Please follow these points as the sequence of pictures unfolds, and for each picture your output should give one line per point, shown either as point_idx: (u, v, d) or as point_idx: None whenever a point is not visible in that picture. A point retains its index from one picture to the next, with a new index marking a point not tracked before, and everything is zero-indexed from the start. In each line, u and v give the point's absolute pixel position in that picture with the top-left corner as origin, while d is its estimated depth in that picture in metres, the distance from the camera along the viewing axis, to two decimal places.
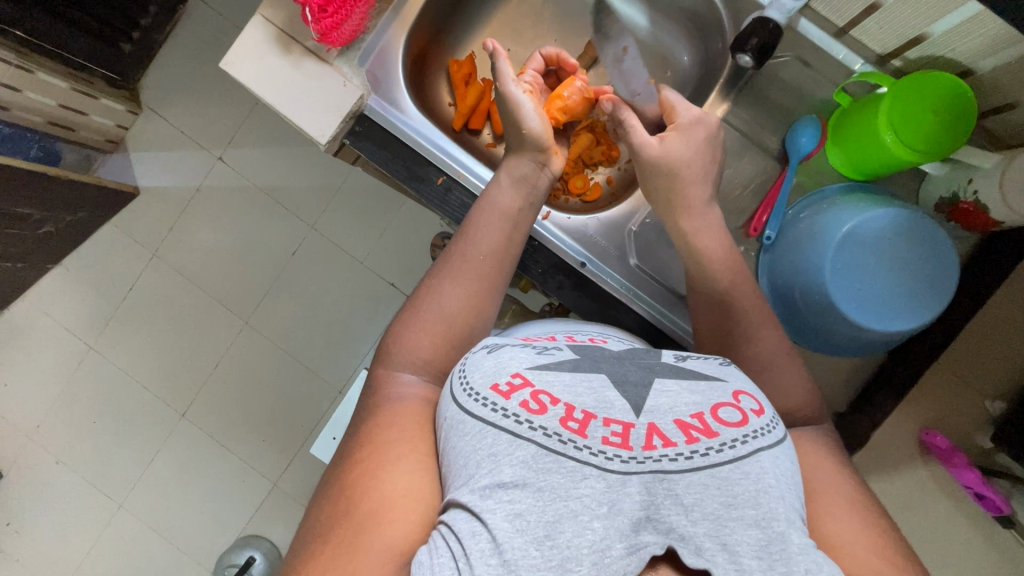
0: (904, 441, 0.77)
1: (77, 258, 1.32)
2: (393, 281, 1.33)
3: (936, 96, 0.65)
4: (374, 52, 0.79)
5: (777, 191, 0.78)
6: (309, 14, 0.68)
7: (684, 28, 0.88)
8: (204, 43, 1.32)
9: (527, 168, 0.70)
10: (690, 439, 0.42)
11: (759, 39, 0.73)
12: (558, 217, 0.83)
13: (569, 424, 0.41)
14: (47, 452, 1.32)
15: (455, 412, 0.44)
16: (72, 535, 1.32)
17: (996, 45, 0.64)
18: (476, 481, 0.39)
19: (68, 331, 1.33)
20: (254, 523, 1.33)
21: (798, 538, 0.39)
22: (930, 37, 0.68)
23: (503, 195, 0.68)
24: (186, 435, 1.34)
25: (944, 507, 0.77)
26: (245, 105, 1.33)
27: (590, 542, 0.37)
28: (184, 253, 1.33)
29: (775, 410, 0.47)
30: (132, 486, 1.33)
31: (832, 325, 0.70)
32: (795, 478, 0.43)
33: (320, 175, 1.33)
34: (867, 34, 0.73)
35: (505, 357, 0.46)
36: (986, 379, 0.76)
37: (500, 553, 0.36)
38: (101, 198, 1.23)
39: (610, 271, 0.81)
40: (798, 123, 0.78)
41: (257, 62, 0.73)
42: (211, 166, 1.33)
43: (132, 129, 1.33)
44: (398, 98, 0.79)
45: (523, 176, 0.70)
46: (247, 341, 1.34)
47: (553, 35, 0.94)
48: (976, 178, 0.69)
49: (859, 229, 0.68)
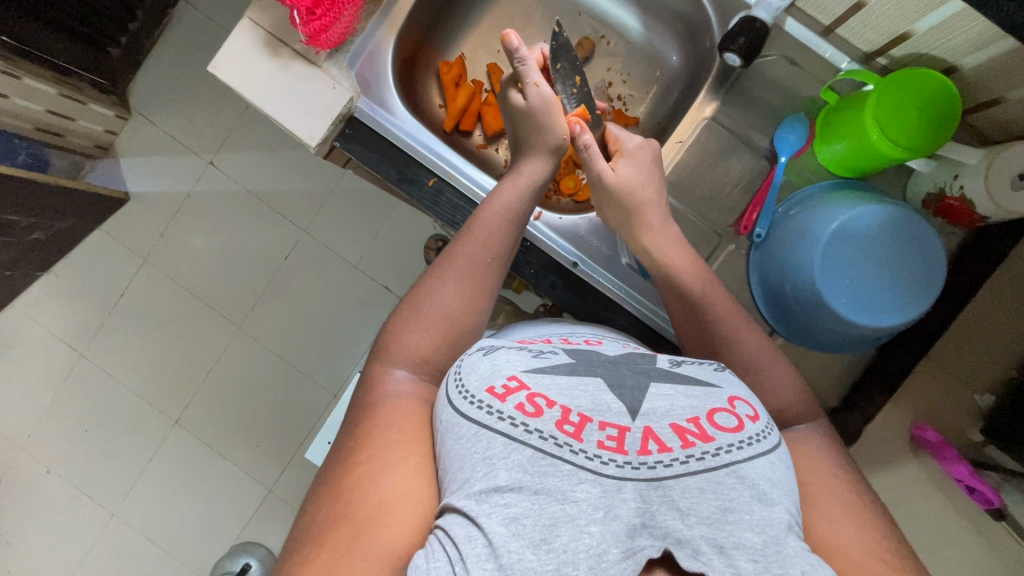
0: (896, 436, 0.78)
1: (68, 266, 1.33)
2: (387, 284, 1.34)
3: (920, 92, 0.65)
4: (363, 55, 0.79)
5: (766, 190, 0.78)
6: (297, 16, 0.69)
7: (675, 29, 0.89)
8: (193, 47, 1.33)
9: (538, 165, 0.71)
10: (686, 443, 0.42)
11: (746, 38, 0.74)
12: (549, 217, 0.84)
13: (565, 428, 0.42)
14: (39, 461, 1.34)
15: (451, 414, 0.45)
16: (65, 542, 1.33)
17: (976, 45, 0.65)
18: (473, 486, 0.40)
19: (59, 338, 1.34)
20: (250, 528, 1.34)
21: (793, 541, 0.40)
22: (915, 35, 0.68)
23: (511, 194, 0.68)
24: (181, 440, 1.35)
25: (937, 503, 0.78)
26: (236, 110, 1.34)
27: (586, 546, 0.38)
28: (175, 260, 1.34)
29: (770, 416, 0.48)
30: (125, 493, 1.34)
31: (825, 322, 0.70)
32: (791, 483, 0.44)
33: (311, 179, 1.34)
34: (853, 33, 0.74)
35: (501, 360, 0.47)
36: (975, 374, 0.77)
37: (496, 557, 0.37)
38: (89, 205, 1.24)
39: (603, 271, 0.81)
40: (784, 122, 0.79)
41: (245, 66, 0.74)
42: (201, 172, 1.34)
43: (122, 135, 1.35)
44: (387, 99, 0.80)
45: (537, 178, 0.71)
46: (240, 345, 1.35)
47: (543, 36, 0.95)
48: (963, 174, 0.70)
49: (849, 226, 0.69)
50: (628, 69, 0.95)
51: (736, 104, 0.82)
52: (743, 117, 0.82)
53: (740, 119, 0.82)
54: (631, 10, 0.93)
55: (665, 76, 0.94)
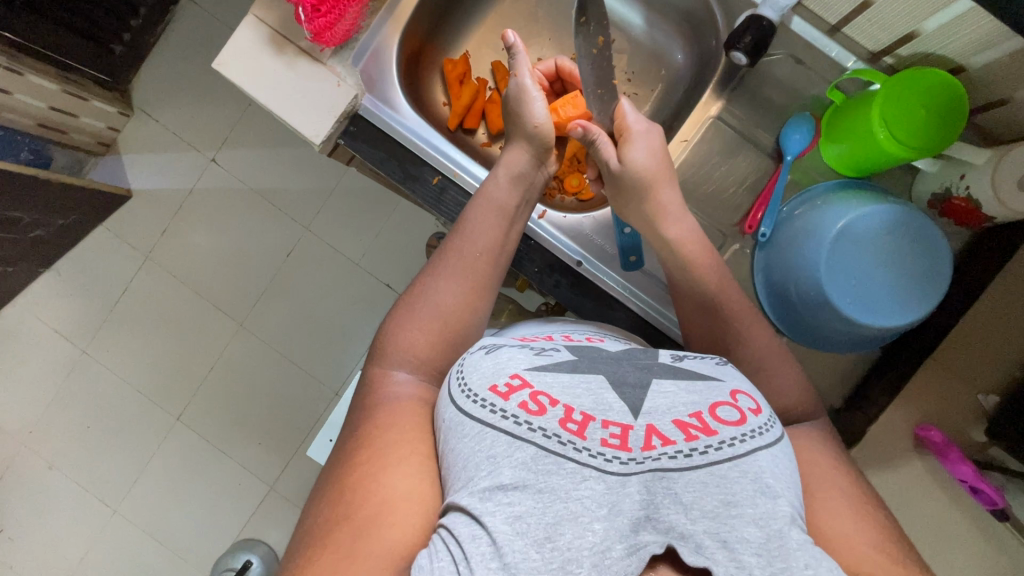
0: (899, 437, 0.78)
1: (70, 262, 1.33)
2: (389, 282, 1.34)
3: (927, 89, 0.65)
4: (367, 52, 0.79)
5: (772, 187, 0.78)
6: (302, 13, 0.69)
7: (681, 27, 0.89)
8: (195, 44, 1.33)
9: (524, 163, 0.70)
10: (689, 437, 0.42)
11: (752, 36, 0.74)
12: (553, 216, 0.83)
13: (568, 426, 0.42)
14: (41, 457, 1.34)
15: (454, 413, 0.45)
16: (66, 539, 1.34)
17: (985, 44, 0.65)
18: (476, 484, 0.40)
19: (60, 334, 1.34)
20: (251, 525, 1.34)
21: (798, 534, 0.39)
22: (922, 34, 0.68)
23: (499, 191, 0.68)
24: (183, 436, 1.35)
25: (941, 503, 0.78)
26: (238, 108, 1.34)
27: (590, 543, 0.37)
28: (176, 256, 1.34)
29: (773, 408, 0.48)
30: (127, 490, 1.34)
31: (828, 321, 0.70)
32: (794, 475, 0.44)
33: (313, 177, 1.34)
34: (860, 32, 0.74)
35: (504, 358, 0.47)
36: (979, 374, 0.76)
37: (500, 556, 0.37)
38: (92, 201, 1.24)
39: (607, 270, 0.81)
40: (791, 121, 0.79)
41: (249, 62, 0.74)
42: (203, 168, 1.34)
43: (124, 132, 1.34)
44: (391, 97, 0.79)
45: (520, 172, 0.70)
46: (241, 342, 1.35)
47: (548, 33, 0.94)
48: (968, 174, 0.70)
49: (854, 226, 0.69)
50: (632, 67, 0.95)
51: (741, 103, 0.82)
52: (748, 117, 0.82)
53: (747, 118, 0.82)
54: (636, 8, 0.93)
55: (670, 74, 0.93)
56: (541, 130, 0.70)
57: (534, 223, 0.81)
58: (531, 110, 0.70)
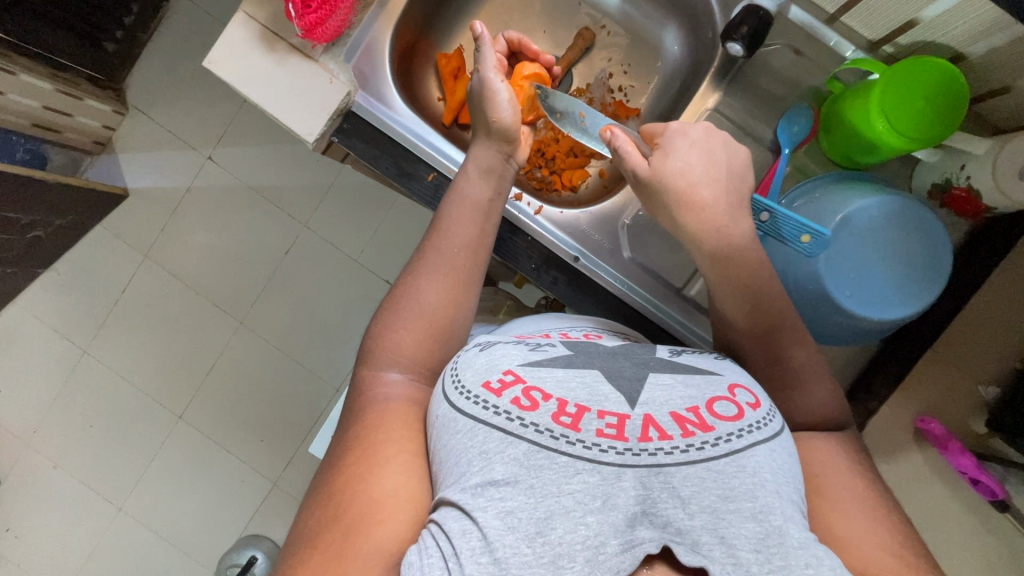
0: (900, 430, 0.78)
1: (69, 262, 1.33)
2: (388, 278, 1.34)
3: (926, 83, 0.64)
4: (361, 48, 0.78)
5: (771, 176, 0.77)
6: (293, 9, 0.68)
7: (677, 20, 0.89)
8: (189, 43, 1.32)
9: (493, 159, 0.69)
10: (686, 432, 0.42)
11: (749, 26, 0.73)
12: (551, 212, 0.82)
13: (561, 420, 0.41)
14: (45, 457, 1.34)
15: (447, 410, 0.44)
16: (73, 537, 1.34)
17: (984, 33, 0.64)
18: (468, 480, 0.40)
19: (62, 334, 1.34)
20: (254, 522, 1.35)
21: (797, 532, 0.39)
22: (922, 22, 0.67)
23: (472, 187, 0.67)
24: (185, 434, 1.35)
25: (942, 496, 0.78)
26: (233, 105, 1.33)
27: (582, 537, 0.37)
28: (175, 255, 1.34)
29: (773, 405, 0.47)
30: (131, 487, 1.35)
31: (828, 314, 0.69)
32: (793, 471, 0.43)
33: (310, 174, 1.33)
34: (858, 21, 0.73)
35: (498, 354, 0.47)
36: (979, 365, 0.76)
37: (490, 551, 0.36)
38: (90, 200, 1.24)
39: (604, 265, 0.81)
40: (791, 111, 0.78)
41: (240, 60, 0.73)
42: (200, 166, 1.34)
43: (120, 131, 1.33)
44: (386, 94, 0.79)
45: (489, 167, 0.69)
46: (241, 340, 1.35)
47: (542, 26, 0.94)
48: (969, 165, 0.70)
49: (856, 218, 0.68)
50: (629, 58, 0.94)
51: (739, 94, 0.81)
52: (745, 110, 0.81)
53: (744, 110, 0.81)
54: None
55: (667, 65, 0.92)
56: (504, 124, 0.69)
57: (530, 219, 0.81)
58: (495, 107, 0.69)
